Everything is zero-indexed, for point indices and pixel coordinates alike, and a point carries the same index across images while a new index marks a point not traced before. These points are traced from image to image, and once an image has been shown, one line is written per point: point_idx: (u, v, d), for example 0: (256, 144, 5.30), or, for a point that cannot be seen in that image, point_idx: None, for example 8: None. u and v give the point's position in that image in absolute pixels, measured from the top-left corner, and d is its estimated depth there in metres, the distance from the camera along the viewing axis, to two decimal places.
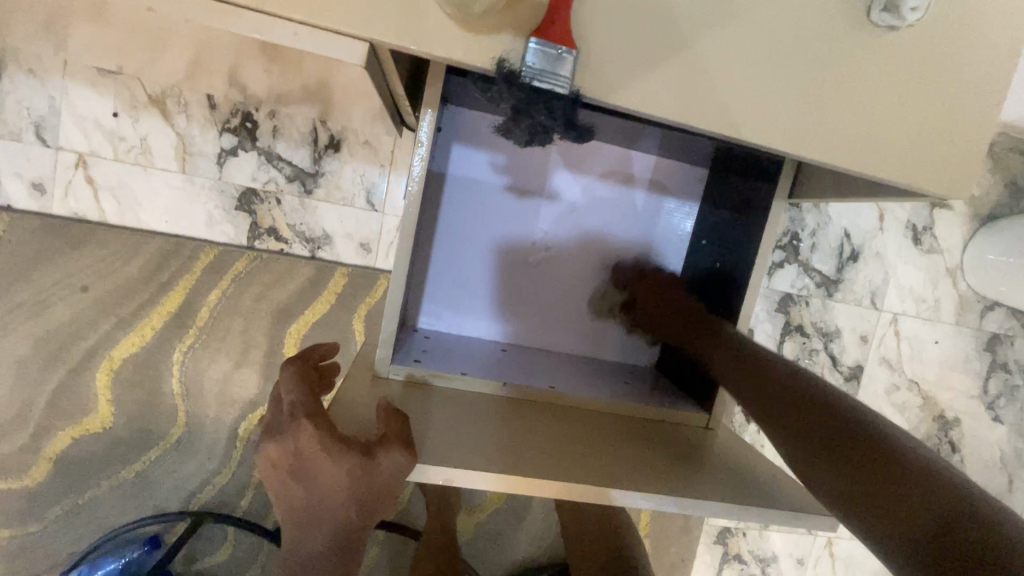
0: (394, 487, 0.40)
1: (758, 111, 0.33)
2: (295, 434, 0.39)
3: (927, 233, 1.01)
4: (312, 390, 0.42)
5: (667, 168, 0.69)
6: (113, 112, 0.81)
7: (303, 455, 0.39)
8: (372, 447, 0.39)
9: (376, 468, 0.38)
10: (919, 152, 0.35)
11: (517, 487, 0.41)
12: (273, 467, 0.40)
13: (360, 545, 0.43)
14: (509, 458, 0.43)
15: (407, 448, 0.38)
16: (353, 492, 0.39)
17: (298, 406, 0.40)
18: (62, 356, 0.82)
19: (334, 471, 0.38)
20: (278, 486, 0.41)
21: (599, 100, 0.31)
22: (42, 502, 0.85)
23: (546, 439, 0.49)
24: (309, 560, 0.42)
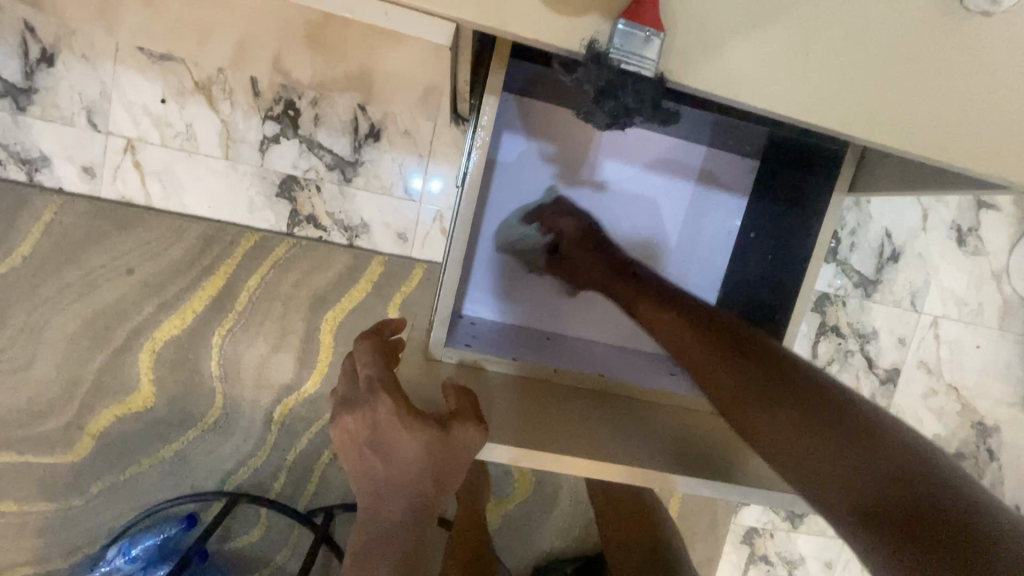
0: (467, 461, 0.40)
1: (844, 99, 0.32)
2: (373, 406, 0.39)
3: (972, 235, 0.99)
4: (387, 365, 0.43)
5: (717, 159, 0.68)
6: (161, 98, 0.82)
7: (381, 428, 0.39)
8: (447, 422, 0.40)
9: (451, 441, 0.39)
10: (1006, 142, 0.34)
11: (584, 469, 0.42)
12: (351, 439, 0.41)
13: (431, 520, 0.43)
14: (571, 442, 0.44)
15: (480, 423, 0.40)
16: (429, 467, 0.40)
17: (374, 379, 0.40)
18: (108, 336, 0.84)
19: (411, 445, 0.39)
20: (355, 458, 0.41)
21: (683, 85, 0.31)
22: (86, 477, 0.87)
23: (601, 425, 0.50)
24: (381, 534, 0.42)
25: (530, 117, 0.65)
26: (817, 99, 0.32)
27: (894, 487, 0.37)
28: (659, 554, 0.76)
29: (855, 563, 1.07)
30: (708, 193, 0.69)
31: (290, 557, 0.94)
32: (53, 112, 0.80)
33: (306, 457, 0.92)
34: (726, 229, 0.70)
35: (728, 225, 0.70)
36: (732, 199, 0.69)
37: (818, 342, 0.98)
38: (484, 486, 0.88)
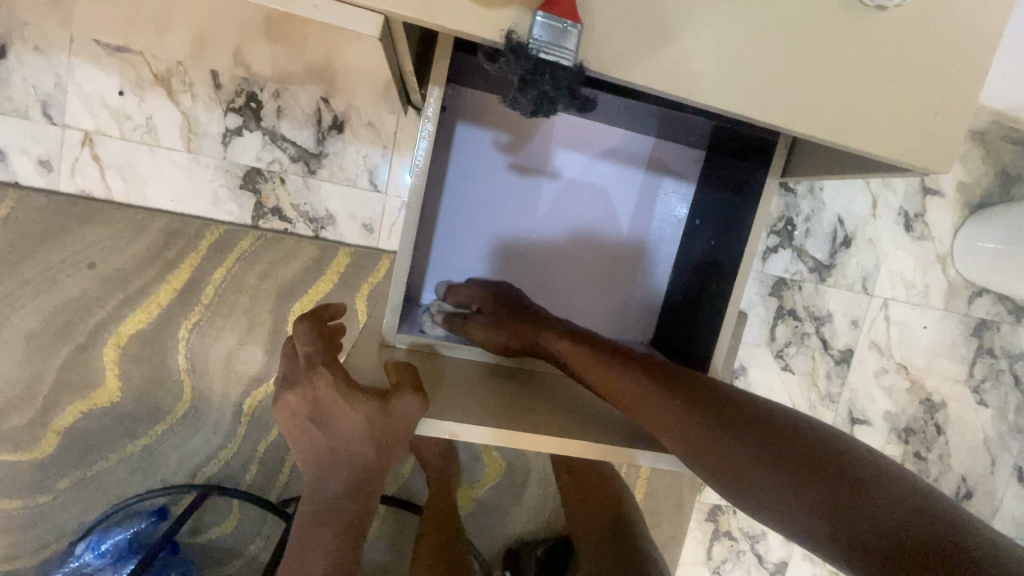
0: (406, 434, 0.42)
1: (756, 89, 0.35)
2: (312, 381, 0.41)
3: (918, 220, 1.03)
4: (326, 344, 0.44)
5: (664, 150, 0.71)
6: (119, 90, 0.82)
7: (320, 401, 0.41)
8: (388, 394, 0.42)
9: (388, 413, 0.41)
10: (903, 129, 0.37)
11: (522, 442, 0.43)
12: (293, 414, 0.43)
13: (376, 486, 0.46)
14: (511, 418, 0.45)
15: (419, 394, 0.41)
16: (372, 436, 0.42)
17: (312, 357, 0.42)
18: (70, 331, 0.83)
19: (352, 415, 0.41)
20: (299, 431, 0.44)
21: (600, 74, 0.33)
22: (52, 474, 0.87)
23: (543, 402, 0.52)
24: (329, 497, 0.45)
25: (481, 110, 0.67)
26: (730, 88, 0.34)
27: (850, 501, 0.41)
28: (623, 533, 0.79)
29: None
30: (657, 181, 0.72)
31: (263, 548, 0.94)
32: (6, 104, 0.79)
33: (277, 448, 0.92)
34: (674, 217, 0.73)
35: (675, 213, 0.73)
36: (679, 187, 0.72)
37: (775, 326, 1.02)
38: (454, 470, 0.90)
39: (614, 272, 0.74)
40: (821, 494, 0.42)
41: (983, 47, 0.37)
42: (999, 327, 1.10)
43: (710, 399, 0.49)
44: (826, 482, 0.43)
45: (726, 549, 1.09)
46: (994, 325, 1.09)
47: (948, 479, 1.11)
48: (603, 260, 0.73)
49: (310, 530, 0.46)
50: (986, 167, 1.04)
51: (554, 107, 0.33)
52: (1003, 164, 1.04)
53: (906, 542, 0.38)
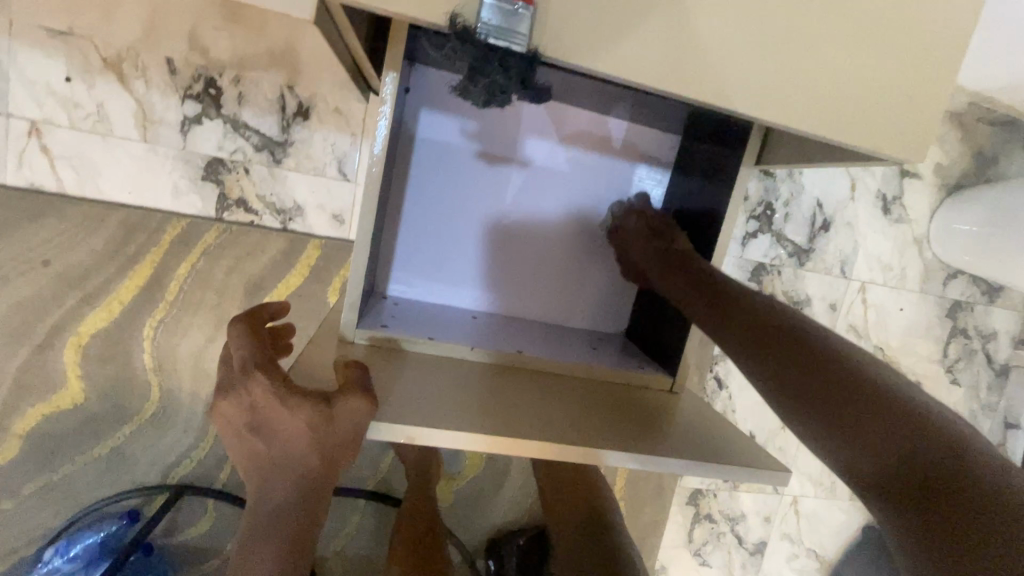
0: (354, 440, 0.40)
1: (731, 77, 0.33)
2: (249, 388, 0.39)
3: (896, 203, 1.03)
4: (263, 349, 0.42)
5: (639, 134, 0.69)
6: (67, 76, 0.77)
7: (259, 408, 0.39)
8: (331, 397, 0.40)
9: (333, 417, 0.39)
10: (880, 117, 0.36)
11: (485, 445, 0.41)
12: (230, 423, 0.41)
13: (324, 498, 0.44)
14: (475, 419, 0.43)
15: (365, 395, 0.39)
16: (315, 444, 0.40)
17: (247, 361, 0.40)
18: (27, 332, 0.80)
19: (293, 421, 0.39)
20: (237, 441, 0.42)
21: (556, 60, 0.31)
22: (16, 479, 0.84)
23: (508, 400, 0.49)
24: (271, 512, 0.43)
25: (448, 93, 0.64)
26: (703, 78, 0.33)
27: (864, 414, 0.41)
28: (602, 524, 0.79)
29: (793, 516, 1.14)
30: (630, 166, 0.70)
31: None
32: None
33: None
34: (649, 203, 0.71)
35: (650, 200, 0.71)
36: (654, 172, 0.70)
37: None
38: (434, 463, 0.89)
39: (590, 260, 0.72)
40: (885, 445, 0.39)
41: (962, 28, 0.35)
42: (972, 307, 1.11)
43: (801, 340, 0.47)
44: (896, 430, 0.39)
45: (706, 531, 1.11)
46: (968, 306, 1.11)
47: None
48: (576, 249, 0.71)
49: (252, 545, 0.44)
50: (964, 148, 1.04)
51: (503, 95, 0.31)
52: (980, 145, 1.04)
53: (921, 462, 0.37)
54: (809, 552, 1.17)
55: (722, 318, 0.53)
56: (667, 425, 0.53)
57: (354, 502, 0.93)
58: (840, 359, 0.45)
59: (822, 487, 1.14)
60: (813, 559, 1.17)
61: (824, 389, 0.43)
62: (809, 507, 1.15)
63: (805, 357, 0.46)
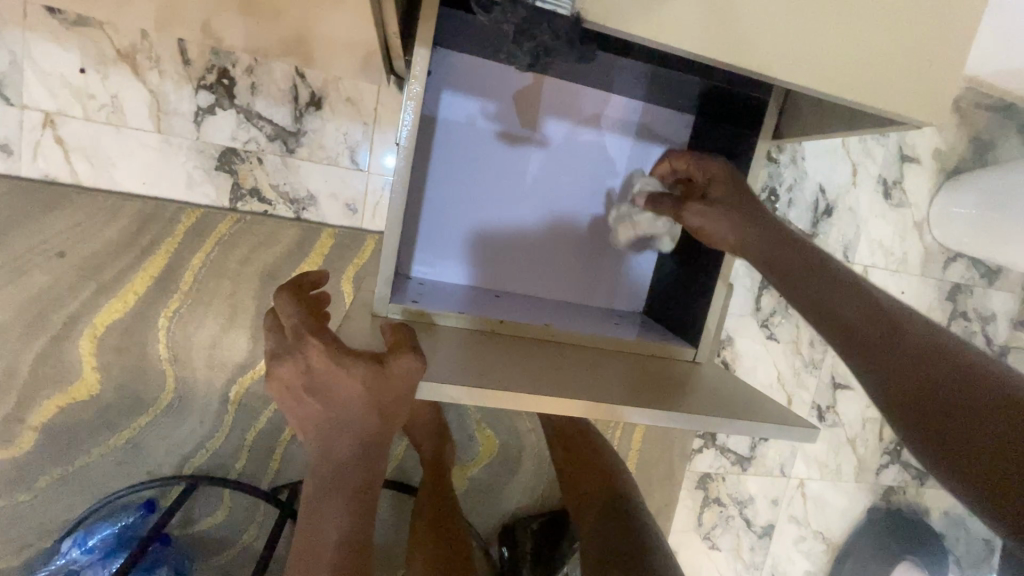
0: (407, 395, 0.41)
1: (759, 41, 0.35)
2: (303, 351, 0.40)
3: (897, 187, 1.05)
4: (310, 313, 0.43)
5: (654, 115, 0.70)
6: (80, 67, 0.77)
7: (314, 371, 0.40)
8: (383, 356, 0.41)
9: (388, 374, 0.40)
10: (902, 79, 0.38)
11: (524, 404, 0.43)
12: (286, 388, 0.42)
13: (382, 449, 0.46)
14: (513, 382, 0.45)
15: (416, 353, 0.41)
16: (371, 402, 0.42)
17: (299, 327, 0.41)
18: (42, 323, 0.80)
19: (349, 380, 0.40)
20: (294, 405, 0.43)
21: (599, 26, 0.32)
22: (31, 471, 0.84)
23: (539, 367, 0.51)
24: (334, 467, 0.45)
25: (468, 75, 0.65)
26: (732, 42, 0.35)
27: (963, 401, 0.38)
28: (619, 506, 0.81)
29: (799, 499, 1.16)
30: (645, 148, 0.71)
31: (256, 536, 0.93)
32: None
33: (267, 434, 0.91)
34: None
35: None
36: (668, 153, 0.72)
37: (760, 296, 1.03)
38: (449, 449, 0.89)
39: (610, 239, 0.73)
40: (937, 400, 0.39)
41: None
42: (972, 290, 1.14)
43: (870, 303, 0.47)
44: (944, 388, 0.39)
45: (715, 515, 1.12)
46: (968, 289, 1.13)
47: None
48: (595, 230, 0.73)
49: (319, 500, 0.47)
50: (961, 133, 1.06)
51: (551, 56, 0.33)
52: (977, 130, 1.06)
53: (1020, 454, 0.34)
54: (816, 534, 1.18)
55: (809, 284, 0.51)
56: (693, 390, 0.55)
57: None
58: (944, 344, 0.42)
59: (828, 470, 1.16)
60: (820, 541, 1.19)
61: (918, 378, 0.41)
62: (815, 490, 1.17)
63: (901, 342, 0.43)
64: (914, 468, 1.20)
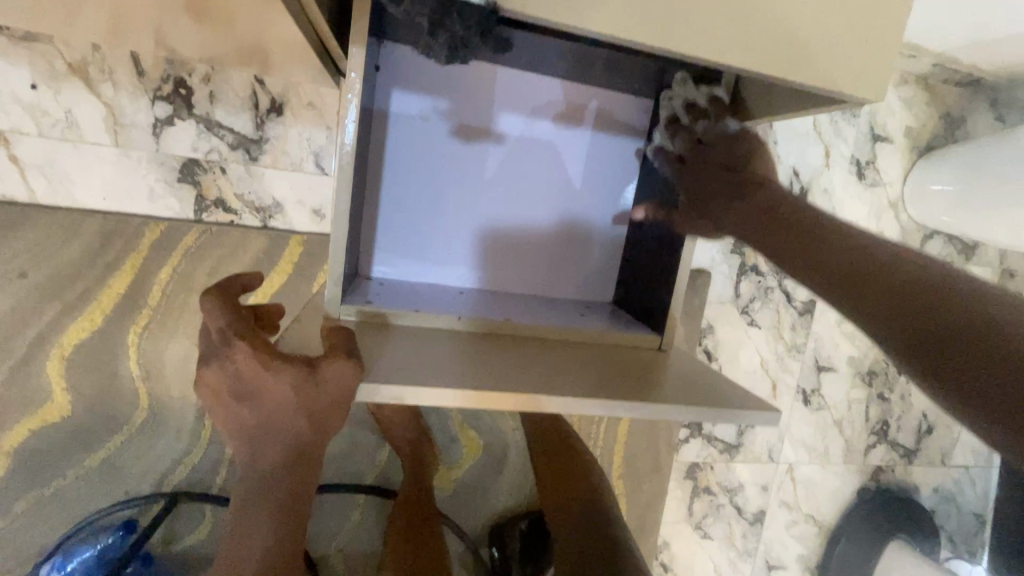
0: (340, 401, 0.41)
1: (691, 24, 0.34)
2: (231, 357, 0.39)
3: (870, 167, 1.05)
4: (241, 319, 0.42)
5: (612, 102, 0.70)
6: (32, 83, 0.76)
7: (242, 376, 0.39)
8: (315, 361, 0.40)
9: (318, 380, 0.39)
10: (837, 57, 0.37)
11: (467, 400, 0.42)
12: (214, 394, 0.41)
13: (315, 456, 0.46)
14: (461, 378, 0.44)
15: (350, 359, 0.40)
16: (303, 407, 0.41)
17: (227, 331, 0.40)
18: (7, 347, 0.78)
19: (278, 385, 0.40)
20: (223, 411, 0.42)
21: (516, 13, 0.32)
22: (5, 497, 0.82)
23: (487, 361, 0.50)
24: (267, 470, 0.45)
25: (419, 71, 0.64)
26: (662, 26, 0.34)
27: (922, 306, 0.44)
28: (594, 511, 0.80)
29: (790, 483, 1.16)
30: (605, 137, 0.71)
31: None
32: None
33: None
34: (624, 170, 0.72)
35: (625, 165, 0.72)
36: (628, 140, 0.71)
37: (739, 283, 1.03)
38: (429, 453, 0.88)
39: (574, 230, 0.72)
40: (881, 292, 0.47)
41: None
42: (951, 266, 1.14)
43: (861, 266, 0.49)
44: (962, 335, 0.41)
45: (706, 504, 1.12)
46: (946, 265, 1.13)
47: (910, 416, 1.19)
48: (557, 222, 0.72)
49: (250, 504, 0.47)
50: (932, 111, 1.06)
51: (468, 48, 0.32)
52: (947, 107, 1.06)
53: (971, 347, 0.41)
54: (808, 518, 1.18)
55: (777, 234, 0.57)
56: (656, 380, 0.54)
57: (353, 497, 0.93)
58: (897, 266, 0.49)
59: (816, 452, 1.16)
60: (812, 525, 1.19)
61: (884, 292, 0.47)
62: (805, 473, 1.17)
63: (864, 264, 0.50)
64: (902, 447, 1.20)
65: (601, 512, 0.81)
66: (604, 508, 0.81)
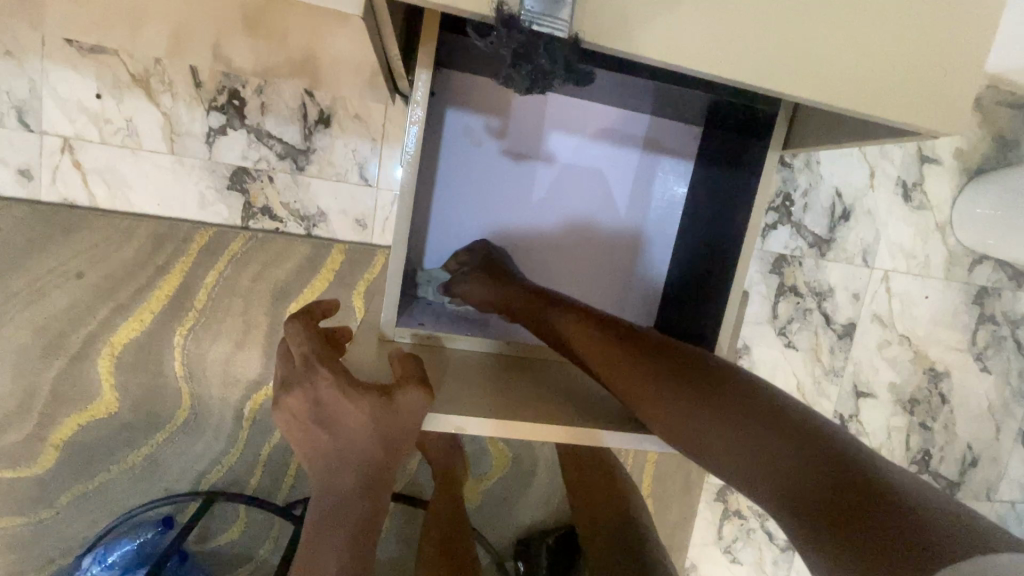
0: (412, 429, 0.42)
1: (771, 58, 0.34)
2: (313, 381, 0.40)
3: (917, 189, 1.02)
4: (320, 342, 0.43)
5: (662, 126, 0.70)
6: (96, 93, 0.79)
7: (322, 401, 0.40)
8: (390, 389, 0.41)
9: (394, 408, 0.41)
10: (914, 89, 0.37)
11: (513, 431, 0.43)
12: (294, 416, 0.42)
13: (385, 486, 0.46)
14: (503, 406, 0.45)
15: (424, 388, 0.41)
16: (376, 434, 0.42)
17: (310, 356, 0.41)
18: (62, 343, 0.82)
19: (355, 412, 0.41)
20: (301, 434, 0.43)
21: (597, 45, 0.33)
22: (53, 488, 0.85)
23: (534, 389, 0.51)
24: (339, 500, 0.45)
25: (473, 92, 0.66)
26: (743, 60, 0.34)
27: (790, 449, 0.43)
28: (632, 530, 0.79)
29: None
30: (653, 160, 0.71)
31: (272, 551, 0.94)
32: None
33: (281, 450, 0.91)
34: (673, 194, 0.72)
35: (674, 190, 0.72)
36: (677, 164, 0.71)
37: (777, 303, 1.01)
38: (459, 464, 0.88)
39: (618, 253, 0.73)
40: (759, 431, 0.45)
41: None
42: (1000, 293, 1.10)
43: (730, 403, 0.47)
44: (835, 490, 0.40)
45: (736, 528, 1.09)
46: (995, 292, 1.09)
47: (953, 447, 1.12)
48: (601, 245, 0.72)
49: (318, 536, 0.45)
50: (984, 132, 1.03)
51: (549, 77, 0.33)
52: (1000, 128, 1.03)
53: (846, 493, 0.40)
54: None
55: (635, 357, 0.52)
56: None
57: None
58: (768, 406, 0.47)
59: None
60: None
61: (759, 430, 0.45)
62: None
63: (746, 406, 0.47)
64: (945, 478, 1.13)
65: (638, 533, 0.79)
66: (641, 526, 0.81)
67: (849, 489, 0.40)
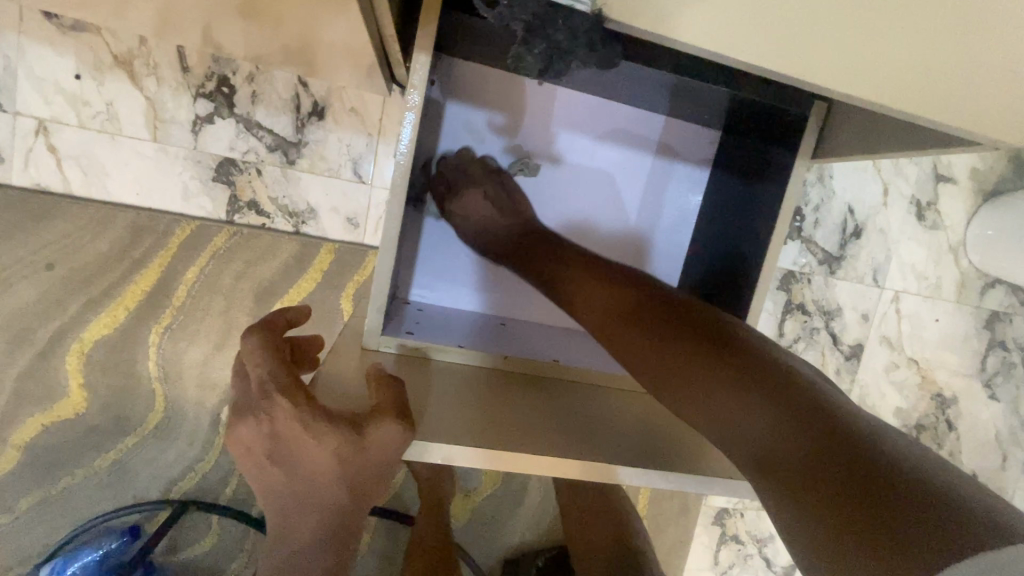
0: (386, 464, 0.37)
1: (818, 48, 0.31)
2: (269, 412, 0.35)
3: (931, 209, 0.99)
4: (281, 361, 0.38)
5: (677, 130, 0.66)
6: (75, 73, 0.74)
7: (281, 434, 0.35)
8: (361, 420, 0.36)
9: (365, 444, 0.36)
10: (973, 95, 0.33)
11: (509, 464, 0.39)
12: (250, 448, 0.37)
13: (354, 524, 0.41)
14: (497, 434, 0.41)
15: (401, 420, 0.36)
16: (342, 472, 0.37)
17: (268, 381, 0.36)
18: (29, 338, 0.76)
19: (318, 449, 0.36)
20: (258, 468, 0.38)
21: (621, 26, 0.30)
22: (12, 492, 0.80)
23: (535, 413, 0.47)
24: (301, 539, 0.40)
25: (475, 87, 0.62)
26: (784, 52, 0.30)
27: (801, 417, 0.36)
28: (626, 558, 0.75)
29: None
30: (667, 166, 0.67)
31: (244, 567, 0.89)
32: None
33: None
34: (686, 203, 0.68)
35: (687, 200, 0.68)
36: (691, 171, 0.67)
37: (783, 322, 0.97)
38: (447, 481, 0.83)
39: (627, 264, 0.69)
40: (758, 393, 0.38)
41: None
42: (1011, 318, 1.06)
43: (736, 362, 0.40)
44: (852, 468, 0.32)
45: (733, 553, 1.05)
46: (1007, 317, 1.06)
47: None
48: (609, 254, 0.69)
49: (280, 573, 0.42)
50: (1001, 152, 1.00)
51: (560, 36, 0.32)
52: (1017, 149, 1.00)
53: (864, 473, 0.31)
54: None
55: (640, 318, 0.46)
56: None
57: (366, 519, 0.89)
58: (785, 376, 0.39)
59: None
60: None
61: (760, 393, 0.38)
62: None
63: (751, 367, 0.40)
64: None
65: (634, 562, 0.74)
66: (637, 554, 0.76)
67: (850, 475, 0.32)
